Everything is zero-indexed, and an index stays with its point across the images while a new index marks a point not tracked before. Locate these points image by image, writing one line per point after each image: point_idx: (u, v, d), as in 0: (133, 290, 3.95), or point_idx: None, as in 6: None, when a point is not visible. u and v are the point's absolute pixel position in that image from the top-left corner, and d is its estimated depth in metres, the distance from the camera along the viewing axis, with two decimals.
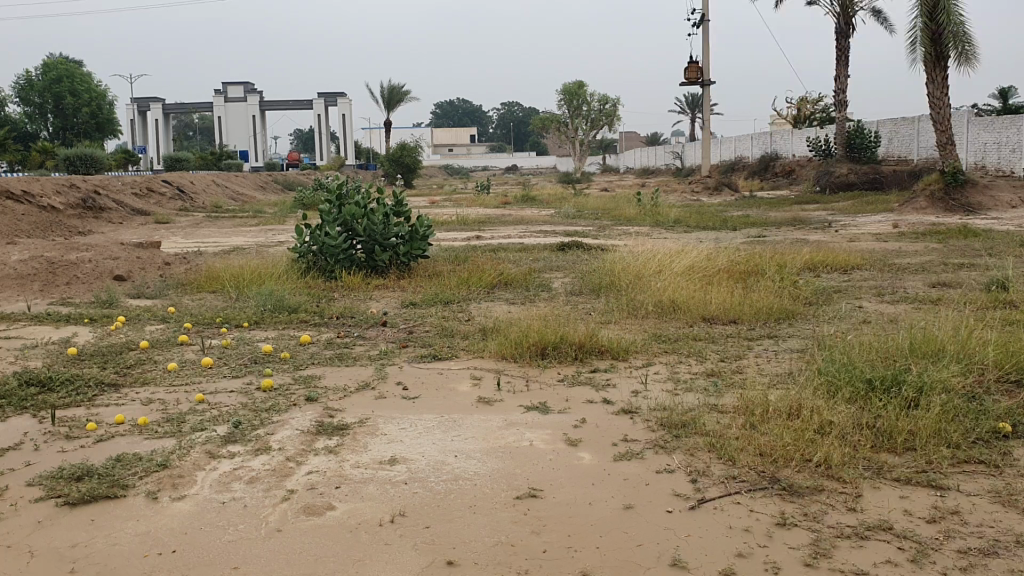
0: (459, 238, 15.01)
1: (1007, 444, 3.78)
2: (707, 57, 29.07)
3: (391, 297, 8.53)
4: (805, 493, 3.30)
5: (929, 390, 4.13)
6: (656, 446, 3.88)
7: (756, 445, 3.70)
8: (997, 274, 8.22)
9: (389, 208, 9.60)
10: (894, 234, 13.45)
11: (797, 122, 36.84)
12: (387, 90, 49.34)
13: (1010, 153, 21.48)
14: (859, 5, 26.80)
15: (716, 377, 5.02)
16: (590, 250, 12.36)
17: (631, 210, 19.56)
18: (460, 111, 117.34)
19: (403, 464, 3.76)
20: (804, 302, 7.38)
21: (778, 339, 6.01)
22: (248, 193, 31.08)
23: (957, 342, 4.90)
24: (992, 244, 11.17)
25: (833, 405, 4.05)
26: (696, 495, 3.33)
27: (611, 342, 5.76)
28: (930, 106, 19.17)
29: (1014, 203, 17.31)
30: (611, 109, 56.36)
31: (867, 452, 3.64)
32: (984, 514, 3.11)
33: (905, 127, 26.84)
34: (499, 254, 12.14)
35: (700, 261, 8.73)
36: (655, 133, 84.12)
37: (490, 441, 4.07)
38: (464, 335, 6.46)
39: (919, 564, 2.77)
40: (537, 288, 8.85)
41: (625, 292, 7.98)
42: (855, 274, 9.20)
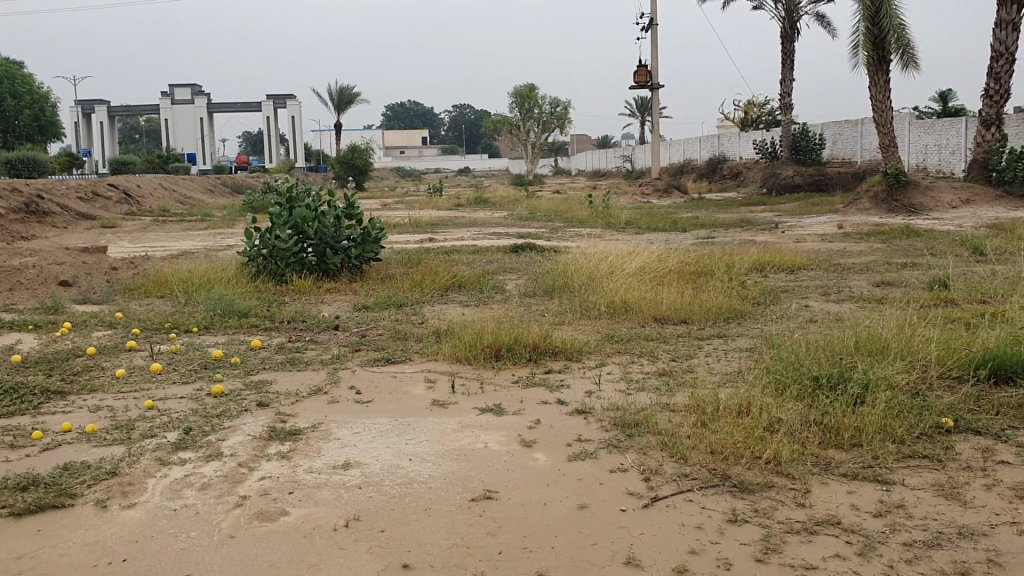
0: (411, 241, 14.97)
1: (949, 438, 3.89)
2: (656, 61, 29.36)
3: (343, 300, 8.48)
4: (756, 490, 3.35)
5: (874, 387, 4.21)
6: (610, 446, 3.92)
7: (707, 444, 3.75)
8: (939, 272, 8.44)
9: (340, 211, 9.56)
10: (839, 235, 13.69)
11: (744, 124, 37.37)
12: (336, 93, 49.01)
13: (951, 155, 21.99)
14: (804, 10, 27.30)
15: (668, 377, 5.08)
16: (542, 252, 12.40)
17: (583, 212, 19.67)
18: (411, 114, 117.02)
19: (356, 468, 3.75)
20: (753, 302, 7.49)
21: (727, 338, 6.09)
22: (196, 196, 30.68)
23: (901, 340, 5.02)
24: (933, 244, 11.45)
25: (782, 403, 4.12)
26: (649, 494, 3.37)
27: (565, 343, 5.80)
28: (873, 109, 19.56)
29: (954, 204, 17.62)
30: (562, 111, 56.72)
31: (815, 448, 3.71)
32: (928, 507, 3.18)
33: (849, 129, 27.37)
34: (452, 256, 12.14)
35: (651, 262, 8.83)
36: (606, 137, 84.82)
37: (445, 443, 4.07)
38: (417, 338, 6.45)
39: (866, 557, 2.83)
40: (490, 290, 8.87)
41: (577, 293, 8.04)
42: (801, 274, 9.37)
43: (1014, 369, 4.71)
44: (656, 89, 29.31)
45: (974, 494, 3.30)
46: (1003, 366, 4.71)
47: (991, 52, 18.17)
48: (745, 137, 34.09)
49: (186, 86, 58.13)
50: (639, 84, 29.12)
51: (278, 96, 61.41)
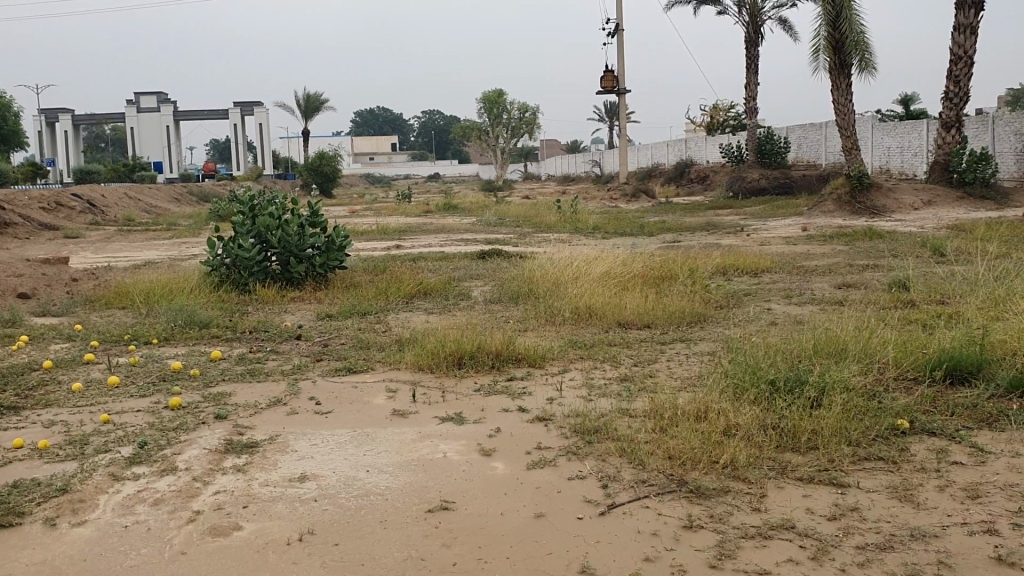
0: (379, 247, 14.92)
1: (904, 440, 3.92)
2: (622, 66, 29.50)
3: (306, 309, 8.43)
4: (712, 495, 3.36)
5: (830, 390, 4.25)
6: (569, 453, 3.90)
7: (665, 449, 3.76)
8: (899, 274, 8.55)
9: (305, 219, 9.48)
10: (803, 237, 13.83)
11: (710, 129, 37.64)
12: (303, 100, 48.73)
13: (913, 157, 22.26)
14: (767, 14, 27.57)
15: (629, 382, 5.08)
16: (509, 258, 12.42)
17: (551, 217, 19.71)
18: (380, 121, 116.83)
19: (312, 481, 3.71)
20: (715, 306, 7.53)
21: (689, 342, 6.12)
22: (162, 205, 30.35)
23: (859, 342, 5.07)
24: (895, 246, 11.56)
25: (739, 407, 4.15)
26: (606, 501, 3.36)
27: (528, 349, 5.80)
28: (835, 113, 19.78)
29: (916, 205, 17.84)
30: (531, 117, 56.95)
31: (771, 452, 3.73)
32: (881, 510, 3.21)
33: (814, 132, 27.66)
34: (418, 263, 12.12)
35: (617, 267, 8.85)
36: (575, 141, 85.08)
37: (404, 454, 4.04)
38: (379, 346, 6.41)
39: (819, 561, 2.84)
40: (456, 297, 8.85)
41: (542, 299, 8.05)
42: (764, 277, 9.44)
43: (969, 369, 4.76)
44: (622, 94, 29.45)
45: (927, 495, 3.33)
46: (959, 366, 4.77)
47: (950, 55, 18.40)
48: (712, 142, 34.36)
49: (153, 95, 58.51)
50: (606, 89, 29.23)
51: (245, 104, 60.98)
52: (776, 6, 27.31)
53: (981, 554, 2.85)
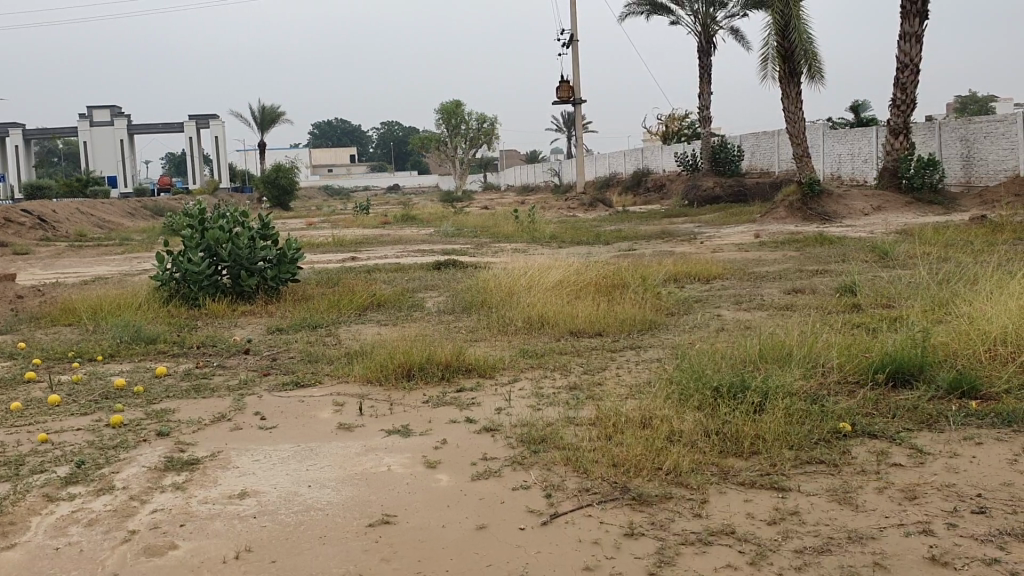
0: (335, 259, 14.83)
1: (846, 442, 3.96)
2: (578, 76, 29.66)
3: (257, 322, 8.34)
4: (654, 502, 3.36)
5: (773, 395, 4.30)
6: (514, 463, 3.88)
7: (610, 456, 3.76)
8: (847, 279, 8.66)
9: (255, 231, 9.36)
10: (756, 244, 13.98)
11: (666, 138, 37.97)
12: (259, 112, 48.36)
13: (863, 163, 22.64)
14: (719, 24, 27.96)
15: (578, 390, 5.07)
16: (464, 268, 12.41)
17: (509, 227, 19.71)
18: (339, 133, 116.40)
19: (252, 497, 3.65)
20: (665, 313, 7.58)
21: (640, 348, 6.16)
22: (115, 220, 29.86)
23: (803, 346, 5.13)
24: (845, 251, 11.71)
25: (683, 414, 4.17)
26: (549, 510, 3.34)
27: (479, 359, 5.78)
28: (786, 121, 20.09)
29: (866, 211, 18.09)
30: (490, 128, 57.15)
31: (713, 457, 3.76)
32: (821, 513, 3.22)
33: (767, 140, 28.05)
34: (373, 274, 12.06)
35: (570, 275, 8.86)
36: (535, 152, 85.28)
37: (347, 468, 3.99)
38: (329, 359, 6.35)
39: (757, 566, 2.85)
40: (409, 308, 8.79)
41: (495, 309, 8.04)
42: (715, 283, 9.53)
43: (911, 371, 4.83)
44: (578, 104, 29.61)
45: (866, 497, 3.36)
46: (901, 368, 4.83)
47: (897, 62, 18.71)
48: (668, 150, 34.66)
49: (105, 108, 57.77)
50: (562, 99, 29.32)
51: (201, 117, 60.40)
52: (728, 16, 27.71)
53: (915, 554, 2.87)
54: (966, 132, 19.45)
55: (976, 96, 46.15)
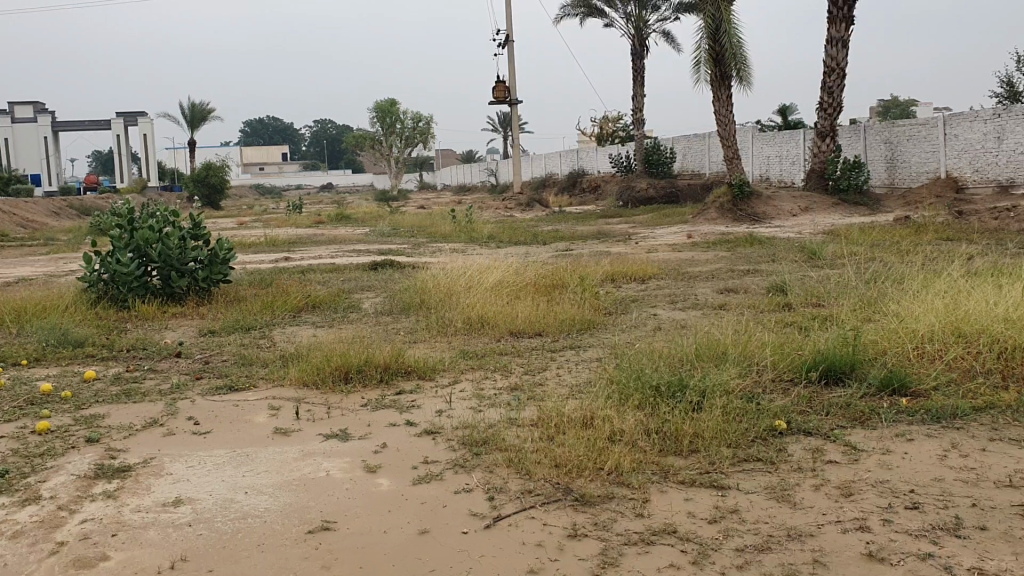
0: (267, 260, 14.59)
1: (782, 440, 4.02)
2: (513, 76, 29.68)
3: (188, 325, 8.15)
4: (596, 503, 3.36)
5: (710, 394, 4.35)
6: (456, 466, 3.85)
7: (552, 457, 3.76)
8: (777, 278, 8.83)
9: (186, 231, 9.16)
10: (689, 244, 14.15)
11: (601, 139, 38.25)
12: (189, 109, 47.37)
13: (791, 165, 23.10)
14: (652, 27, 28.26)
15: (518, 392, 5.06)
16: (400, 268, 12.32)
17: (445, 227, 19.62)
18: (272, 131, 114.74)
19: (187, 505, 3.56)
20: (603, 313, 7.61)
21: (579, 349, 6.17)
22: (38, 220, 28.92)
23: (739, 345, 5.21)
24: (775, 251, 11.92)
25: (624, 413, 4.19)
26: (491, 513, 3.32)
27: (417, 362, 5.73)
28: (717, 124, 20.38)
29: (795, 211, 18.46)
30: (425, 127, 56.93)
31: (654, 456, 3.78)
32: (760, 511, 3.26)
33: (699, 142, 28.47)
34: (307, 275, 11.90)
35: (508, 275, 8.84)
36: (471, 153, 85.16)
37: (285, 473, 3.92)
38: (263, 362, 6.23)
39: (700, 565, 2.87)
40: (345, 310, 8.69)
41: (433, 310, 8.00)
42: (651, 283, 9.61)
43: (843, 370, 4.92)
44: (514, 104, 29.63)
45: (803, 495, 3.41)
46: (833, 367, 4.92)
47: (824, 66, 19.08)
48: (603, 151, 34.92)
49: (28, 104, 55.97)
50: (498, 99, 29.31)
51: (129, 114, 58.97)
52: (660, 19, 28.02)
53: (852, 551, 2.92)
54: (889, 135, 19.97)
55: (899, 100, 47.49)
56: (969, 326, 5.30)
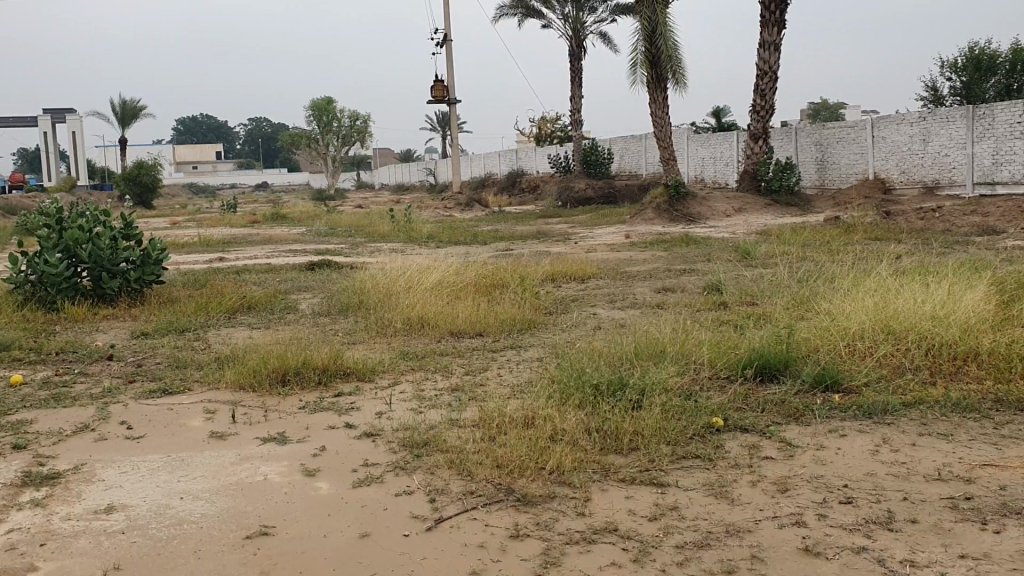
0: (201, 260, 14.31)
1: (719, 437, 4.08)
2: (452, 76, 29.61)
3: (120, 327, 7.96)
4: (538, 502, 3.37)
5: (650, 392, 4.40)
6: (396, 468, 3.82)
7: (494, 457, 3.75)
8: (713, 278, 8.96)
9: (117, 231, 8.93)
10: (627, 244, 14.27)
11: (539, 139, 38.37)
12: (119, 106, 46.27)
13: (725, 166, 23.46)
14: (589, 29, 28.44)
15: (459, 392, 5.04)
16: (338, 268, 12.20)
17: (384, 227, 19.49)
18: (205, 129, 112.72)
19: (120, 512, 3.47)
20: (543, 312, 7.64)
21: (519, 349, 6.18)
22: None
23: (677, 344, 5.27)
24: (711, 251, 12.10)
25: (564, 413, 4.21)
26: (433, 515, 3.31)
27: (357, 363, 5.68)
28: (654, 125, 20.61)
29: (730, 212, 18.76)
30: (363, 126, 56.51)
31: (594, 454, 3.80)
32: (699, 508, 3.30)
33: (636, 143, 28.76)
34: (243, 275, 11.71)
35: (448, 275, 8.81)
36: (409, 152, 84.73)
37: (221, 478, 3.85)
38: (198, 364, 6.11)
39: (640, 563, 2.89)
40: (282, 311, 8.58)
41: (371, 310, 7.95)
42: (590, 283, 9.67)
43: (778, 367, 5.01)
44: (453, 104, 29.57)
45: (741, 490, 3.46)
46: (767, 365, 5.01)
47: (757, 69, 19.39)
48: (541, 151, 35.05)
49: None
50: (436, 98, 29.21)
51: (56, 110, 57.37)
52: (597, 21, 28.22)
53: (789, 546, 2.98)
54: (820, 137, 20.40)
55: (829, 103, 48.56)
56: (898, 324, 5.44)
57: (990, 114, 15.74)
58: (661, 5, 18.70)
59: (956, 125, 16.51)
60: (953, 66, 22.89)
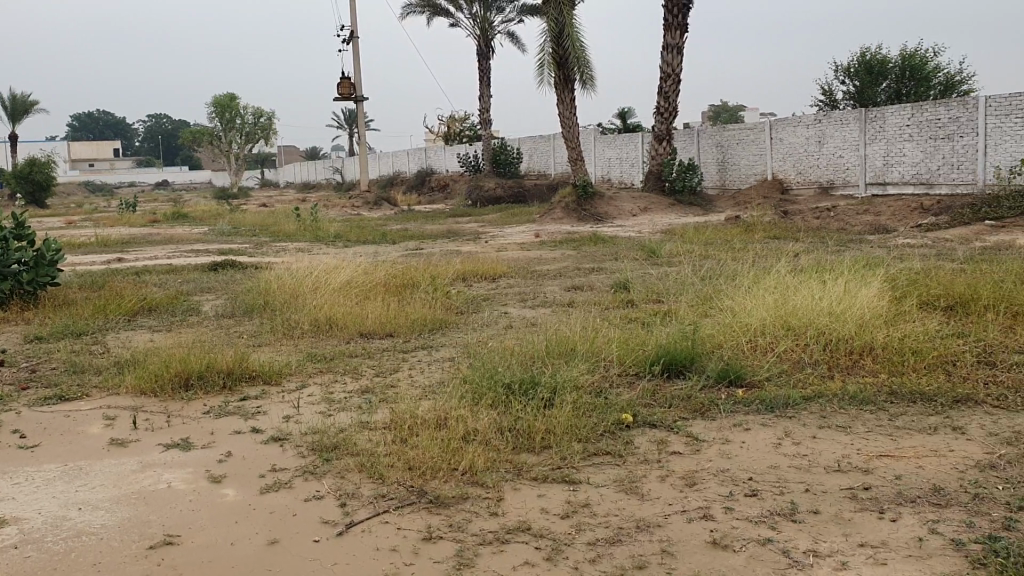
0: (99, 261, 13.79)
1: (629, 433, 4.13)
2: (359, 73, 29.28)
3: (11, 331, 7.60)
4: (451, 504, 3.36)
5: (561, 391, 4.43)
6: (305, 473, 3.76)
7: (405, 460, 3.72)
8: (621, 276, 9.09)
9: (8, 231, 8.52)
10: (536, 243, 14.33)
11: (448, 138, 38.29)
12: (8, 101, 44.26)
13: (630, 167, 23.84)
14: (496, 28, 28.50)
15: (369, 394, 5.00)
16: (243, 268, 11.91)
17: (290, 226, 19.14)
18: (101, 125, 108.88)
19: (13, 525, 3.32)
20: (454, 312, 7.62)
21: (430, 349, 6.15)
22: None
23: (586, 342, 5.33)
24: (618, 249, 12.27)
25: (476, 413, 4.20)
26: (344, 520, 3.26)
27: (263, 366, 5.56)
28: (561, 125, 20.78)
29: (636, 211, 19.06)
30: (267, 123, 55.45)
31: (506, 454, 3.81)
32: (610, 504, 3.34)
33: (544, 143, 28.97)
34: (143, 276, 11.34)
35: (356, 275, 8.71)
36: (315, 150, 83.45)
37: (122, 487, 3.71)
38: (96, 370, 5.89)
39: (554, 561, 2.91)
40: (184, 313, 8.34)
41: (278, 312, 7.80)
42: (500, 282, 9.69)
43: (684, 363, 5.11)
44: (360, 102, 29.24)
45: (650, 486, 3.51)
46: (674, 361, 5.10)
47: (662, 72, 19.74)
48: (450, 150, 34.99)
49: None
50: (343, 96, 28.84)
51: None
52: (505, 21, 28.30)
53: (698, 539, 3.04)
54: (721, 138, 20.90)
55: (728, 106, 49.84)
56: (797, 320, 5.61)
57: (881, 117, 16.37)
58: (568, 6, 18.85)
59: (849, 128, 17.12)
60: (846, 71, 23.73)
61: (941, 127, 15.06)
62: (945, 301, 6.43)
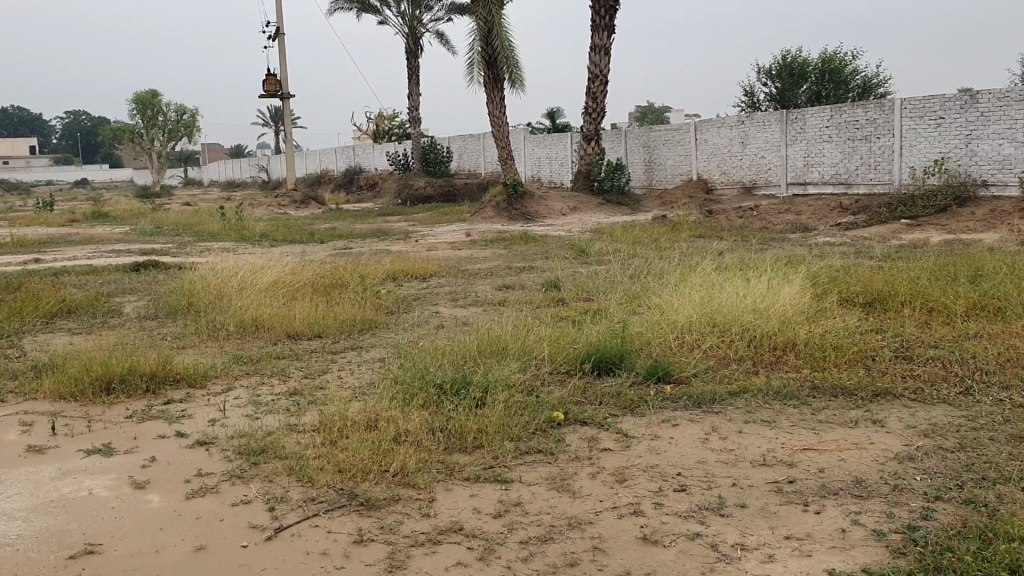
0: (13, 262, 13.30)
1: (560, 431, 4.15)
2: (285, 70, 28.85)
3: None
4: (382, 506, 3.33)
5: (493, 390, 4.43)
6: (233, 477, 3.69)
7: (335, 462, 3.68)
8: (551, 275, 9.13)
9: None
10: (467, 242, 14.30)
11: (376, 136, 37.98)
12: None
13: (560, 166, 23.98)
14: (425, 26, 28.38)
15: (297, 396, 4.93)
16: (166, 269, 11.62)
17: (215, 226, 18.75)
18: (14, 121, 105.18)
19: None
20: (384, 312, 7.56)
21: (359, 350, 6.09)
22: None
23: (517, 341, 5.34)
24: (548, 248, 12.34)
25: (407, 413, 4.17)
26: (273, 524, 3.21)
27: (187, 368, 5.43)
28: (490, 124, 20.78)
29: (565, 210, 19.17)
30: (191, 120, 54.29)
31: (438, 454, 3.79)
32: (542, 502, 3.36)
33: (473, 142, 28.96)
34: (62, 277, 10.99)
35: (284, 276, 8.57)
36: (241, 148, 81.98)
37: (39, 496, 3.59)
38: (11, 374, 5.68)
39: (486, 561, 2.91)
40: (105, 315, 8.11)
41: (203, 313, 7.64)
42: (430, 281, 9.65)
43: (613, 361, 5.16)
44: (286, 99, 28.80)
45: (581, 483, 3.53)
46: (604, 359, 5.15)
47: (589, 72, 19.88)
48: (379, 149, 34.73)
49: None
50: (268, 93, 28.38)
51: None
52: (433, 19, 28.19)
53: (629, 535, 3.07)
54: (647, 139, 21.15)
55: (654, 107, 50.51)
56: (722, 317, 5.71)
57: (802, 118, 16.74)
58: (497, 5, 18.86)
59: (771, 129, 17.49)
60: (768, 73, 24.20)
61: (859, 128, 15.47)
62: (864, 298, 6.60)
